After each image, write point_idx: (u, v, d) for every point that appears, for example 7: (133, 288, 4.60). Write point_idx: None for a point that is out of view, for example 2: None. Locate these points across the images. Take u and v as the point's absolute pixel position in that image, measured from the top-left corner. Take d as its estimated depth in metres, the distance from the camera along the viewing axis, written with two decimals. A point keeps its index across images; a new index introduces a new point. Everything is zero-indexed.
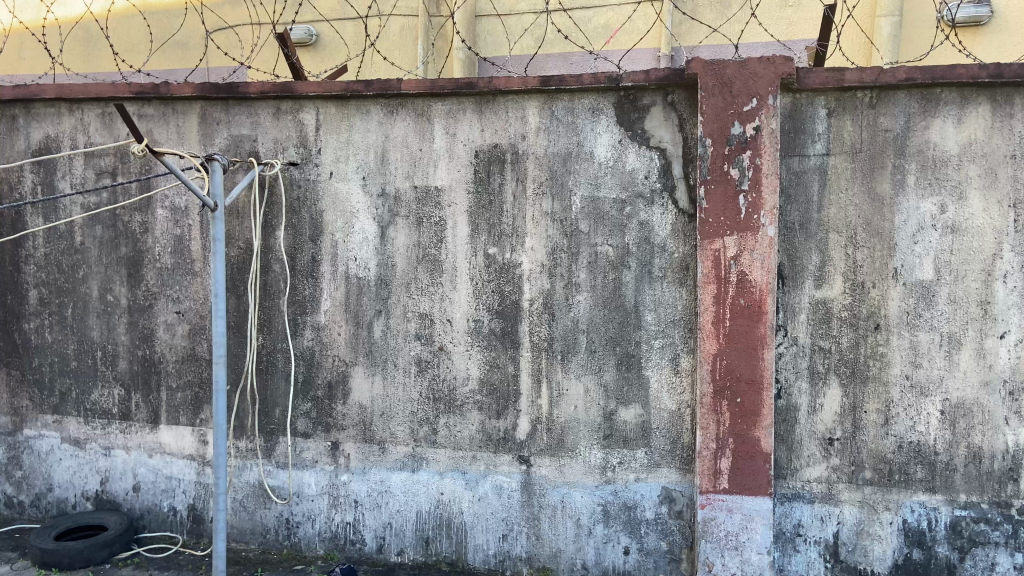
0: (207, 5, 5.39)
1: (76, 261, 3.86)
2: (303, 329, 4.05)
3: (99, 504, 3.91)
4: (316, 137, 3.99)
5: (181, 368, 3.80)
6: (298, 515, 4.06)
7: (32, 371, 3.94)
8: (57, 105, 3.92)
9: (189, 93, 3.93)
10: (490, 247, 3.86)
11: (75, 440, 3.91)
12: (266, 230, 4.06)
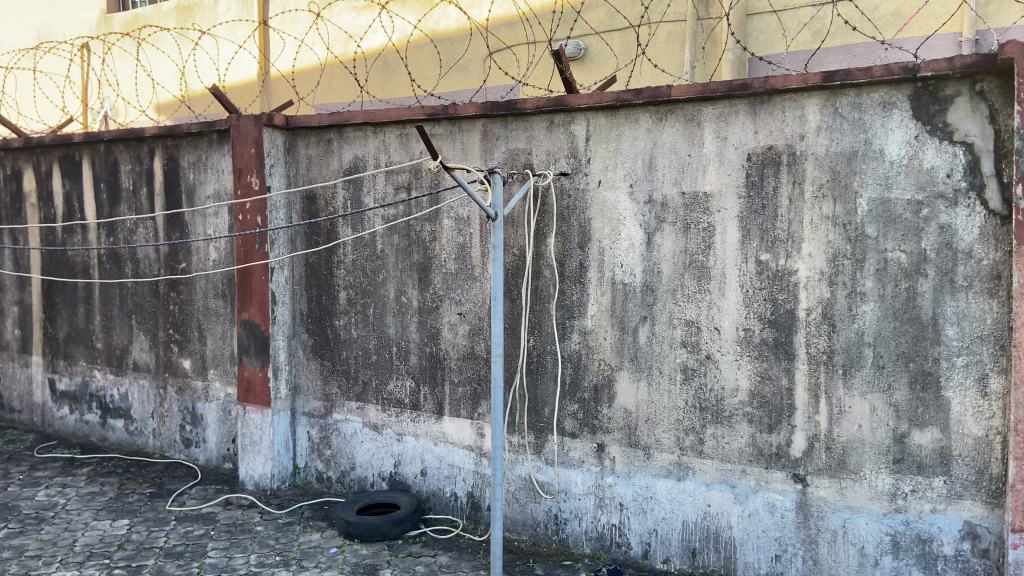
0: (491, 27, 5.59)
1: (377, 267, 4.29)
2: (571, 333, 4.16)
3: (393, 484, 4.30)
4: (587, 147, 4.08)
5: (462, 366, 4.10)
6: (566, 512, 4.20)
7: (341, 362, 4.38)
8: (364, 128, 4.27)
9: (473, 113, 4.23)
10: (763, 253, 3.71)
11: (374, 425, 4.32)
12: (538, 237, 4.22)
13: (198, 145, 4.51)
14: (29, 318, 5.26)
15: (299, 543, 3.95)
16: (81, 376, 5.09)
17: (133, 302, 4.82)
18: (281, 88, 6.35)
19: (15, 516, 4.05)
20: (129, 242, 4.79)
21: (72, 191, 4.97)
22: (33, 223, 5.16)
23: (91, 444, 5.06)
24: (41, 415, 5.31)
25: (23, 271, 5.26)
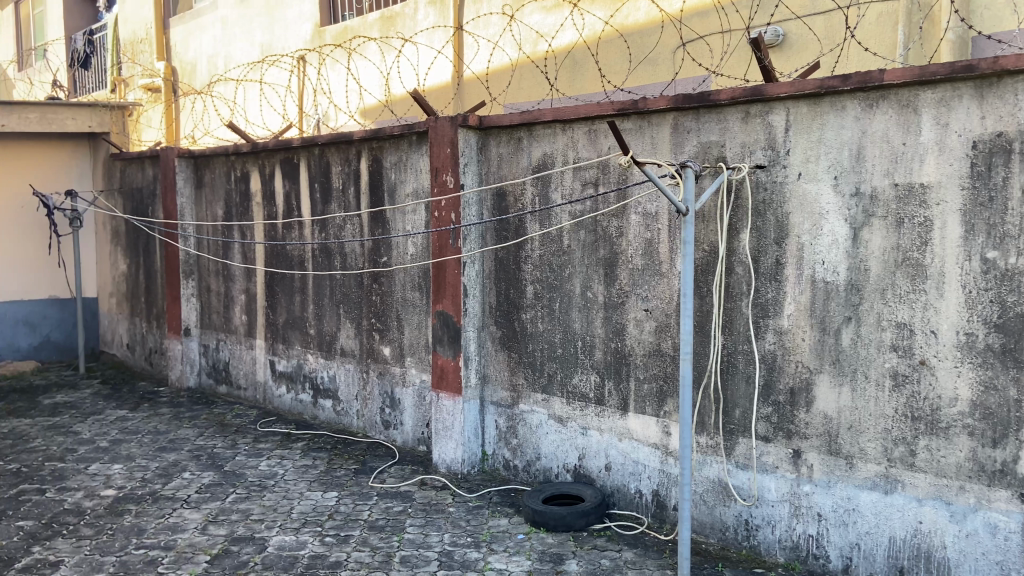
0: (684, 17, 5.25)
1: (564, 262, 4.34)
2: (765, 332, 3.99)
3: (577, 477, 4.35)
4: (786, 138, 3.86)
5: (648, 362, 4.05)
6: (758, 518, 4.05)
7: (527, 354, 4.50)
8: (554, 126, 4.32)
9: (664, 106, 4.16)
10: (990, 250, 3.35)
11: (559, 418, 4.39)
12: (731, 233, 4.07)
13: (400, 146, 4.81)
14: (254, 305, 5.87)
15: (489, 526, 4.10)
16: (296, 359, 5.60)
17: (341, 293, 5.23)
18: (473, 90, 6.16)
19: (243, 482, 4.53)
20: (338, 237, 5.21)
21: (291, 191, 5.48)
22: (258, 220, 5.75)
23: (304, 421, 5.57)
24: (263, 393, 5.91)
25: (249, 263, 5.87)
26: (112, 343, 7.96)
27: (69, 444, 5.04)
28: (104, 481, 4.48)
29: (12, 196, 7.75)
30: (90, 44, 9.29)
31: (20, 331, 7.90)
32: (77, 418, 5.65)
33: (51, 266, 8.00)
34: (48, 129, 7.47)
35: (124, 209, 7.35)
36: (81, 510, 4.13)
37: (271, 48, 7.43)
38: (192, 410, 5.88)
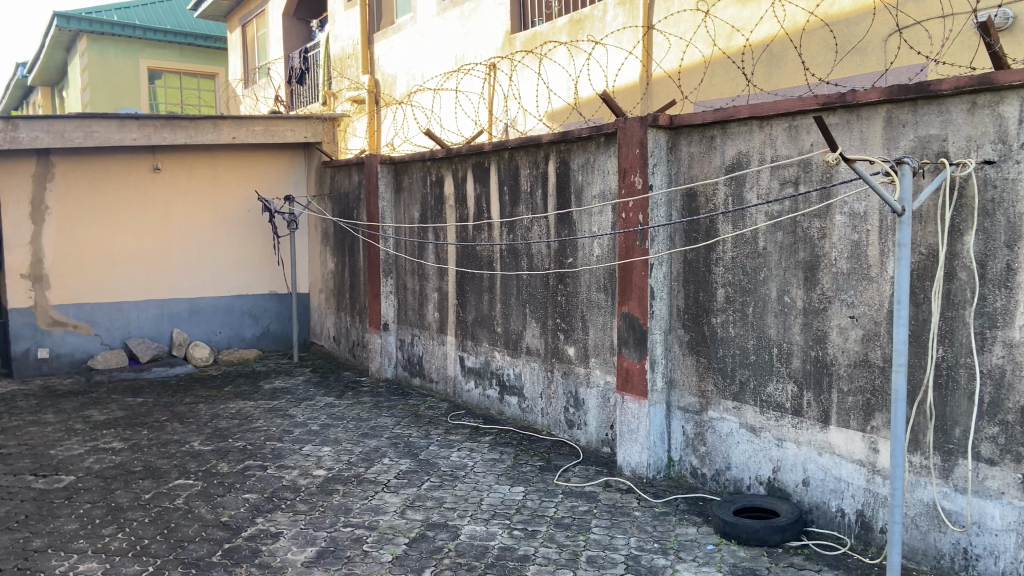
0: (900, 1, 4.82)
1: (758, 265, 4.15)
2: (992, 345, 3.59)
3: (771, 490, 4.16)
4: (1021, 130, 3.45)
5: (853, 373, 3.78)
6: (978, 547, 3.66)
7: (717, 360, 4.36)
8: (750, 123, 4.15)
9: (875, 99, 3.86)
10: None
11: (751, 427, 4.22)
12: (953, 234, 3.69)
13: (587, 148, 4.85)
14: (446, 303, 6.17)
15: (677, 534, 4.02)
16: (484, 355, 5.82)
17: (528, 293, 5.37)
18: (665, 88, 6.06)
19: (436, 471, 4.77)
20: (526, 238, 5.35)
21: (482, 193, 5.70)
22: (450, 222, 6.04)
23: (491, 416, 5.77)
24: (453, 387, 6.20)
25: (442, 263, 6.19)
26: (321, 336, 8.73)
27: (285, 426, 5.57)
28: (314, 462, 4.90)
29: (241, 201, 8.68)
30: (304, 61, 10.34)
31: (246, 322, 8.83)
32: (292, 402, 6.23)
33: (271, 264, 8.91)
34: (273, 140, 8.32)
35: (332, 212, 8.03)
36: (296, 486, 4.54)
37: (467, 57, 7.63)
38: (390, 399, 6.29)
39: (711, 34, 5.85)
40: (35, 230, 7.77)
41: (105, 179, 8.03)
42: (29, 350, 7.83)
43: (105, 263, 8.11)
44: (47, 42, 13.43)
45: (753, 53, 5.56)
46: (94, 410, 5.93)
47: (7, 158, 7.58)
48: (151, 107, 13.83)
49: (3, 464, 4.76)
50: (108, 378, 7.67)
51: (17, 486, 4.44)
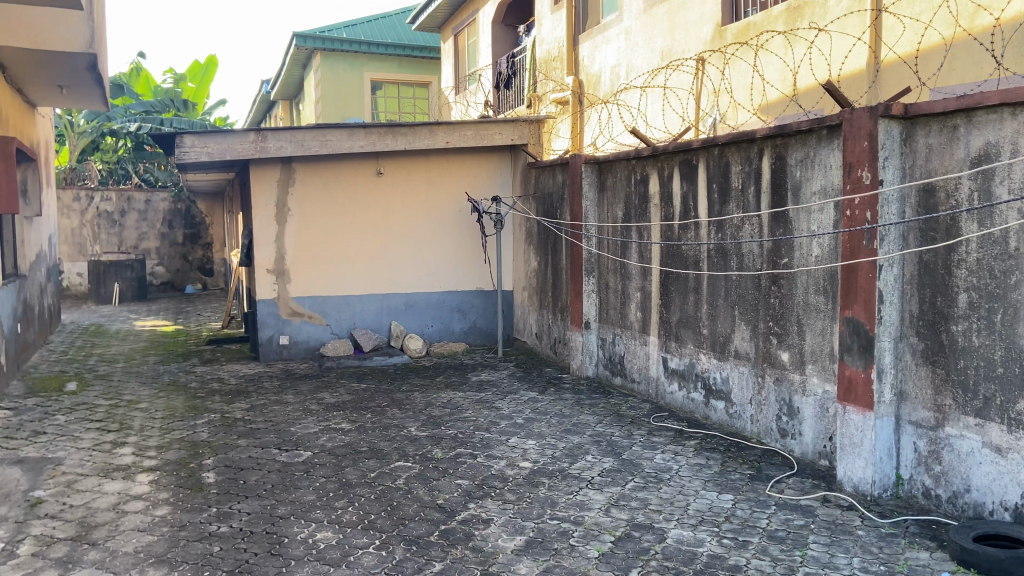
0: None
1: (1009, 267, 3.69)
2: None
3: (1019, 518, 3.70)
4: None
5: None
6: None
7: (957, 372, 3.95)
8: (1001, 110, 3.69)
9: None
10: None
11: (997, 447, 3.78)
12: None
13: (807, 142, 4.63)
14: (650, 302, 6.17)
15: (906, 558, 3.67)
16: (689, 357, 5.75)
17: (737, 294, 5.23)
18: (898, 73, 5.60)
19: (640, 472, 4.76)
20: (736, 237, 5.23)
21: (689, 191, 5.67)
22: (655, 221, 6.05)
23: (696, 420, 5.67)
24: (655, 388, 6.16)
25: (646, 263, 6.21)
26: (524, 332, 9.02)
27: (493, 417, 5.82)
28: (521, 454, 5.07)
29: (453, 202, 9.15)
30: (512, 65, 10.68)
31: (455, 317, 9.31)
32: (497, 395, 6.49)
33: (479, 261, 9.34)
34: (483, 143, 8.66)
35: (536, 212, 8.30)
36: (504, 476, 4.72)
37: (675, 53, 7.51)
38: (591, 398, 6.36)
39: (953, 12, 5.32)
40: (279, 230, 8.68)
41: (336, 183, 8.80)
42: (273, 337, 8.76)
43: (336, 260, 8.89)
44: (287, 61, 15.10)
45: (1002, 32, 4.98)
46: (326, 393, 6.54)
47: (259, 166, 8.55)
48: (373, 116, 15.03)
49: (254, 437, 5.38)
50: (337, 364, 8.37)
51: (265, 457, 5.00)
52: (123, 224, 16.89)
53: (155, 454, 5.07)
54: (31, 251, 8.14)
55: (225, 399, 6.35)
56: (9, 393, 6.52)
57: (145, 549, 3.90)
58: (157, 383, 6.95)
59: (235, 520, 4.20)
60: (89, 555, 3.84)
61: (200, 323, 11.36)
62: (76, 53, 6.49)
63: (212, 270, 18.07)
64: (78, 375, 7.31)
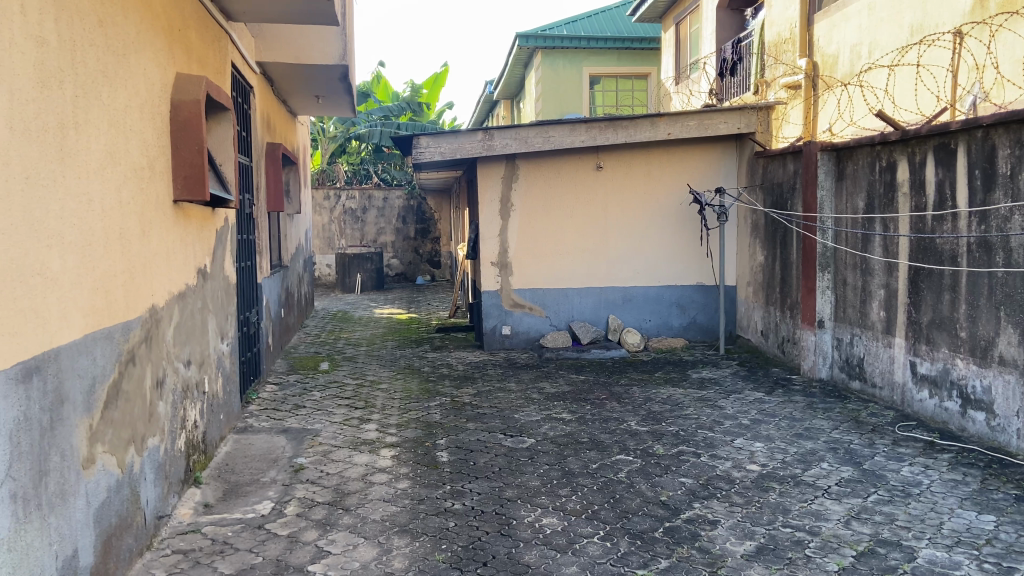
0: None
1: None
2: None
3: None
4: None
5: None
6: None
7: None
8: None
9: None
10: None
11: None
12: None
13: None
14: (895, 301, 5.74)
15: None
16: (942, 362, 5.24)
17: (1003, 293, 4.66)
18: None
19: (884, 484, 4.40)
20: (1002, 229, 4.67)
21: (945, 178, 5.17)
22: (904, 212, 5.61)
23: (949, 431, 5.15)
24: (901, 394, 5.70)
25: (891, 257, 5.78)
26: (748, 329, 8.72)
27: (716, 416, 5.69)
28: (748, 456, 4.91)
29: (673, 195, 9.07)
30: (736, 50, 9.94)
31: (674, 312, 9.26)
32: (721, 393, 6.34)
33: (699, 255, 9.21)
34: (707, 133, 8.58)
35: (763, 203, 8.22)
36: (731, 478, 4.59)
37: (927, 27, 6.15)
38: (826, 402, 6.02)
39: None
40: (503, 225, 9.04)
41: (558, 178, 9.01)
42: (496, 327, 9.17)
43: (556, 253, 9.13)
44: (511, 61, 15.80)
45: None
46: (546, 383, 6.74)
47: (485, 163, 8.93)
48: (592, 111, 15.30)
49: (482, 421, 5.67)
50: (557, 355, 8.63)
51: (492, 441, 5.25)
52: (365, 220, 18.57)
53: (395, 431, 5.52)
54: (291, 245, 9.23)
55: (454, 384, 6.76)
56: (276, 369, 7.45)
57: (390, 519, 4.24)
58: (394, 366, 7.58)
59: (467, 498, 4.44)
60: (343, 519, 4.26)
61: (429, 311, 12.24)
62: (329, 65, 7.21)
63: (439, 263, 19.25)
64: (328, 356, 8.15)
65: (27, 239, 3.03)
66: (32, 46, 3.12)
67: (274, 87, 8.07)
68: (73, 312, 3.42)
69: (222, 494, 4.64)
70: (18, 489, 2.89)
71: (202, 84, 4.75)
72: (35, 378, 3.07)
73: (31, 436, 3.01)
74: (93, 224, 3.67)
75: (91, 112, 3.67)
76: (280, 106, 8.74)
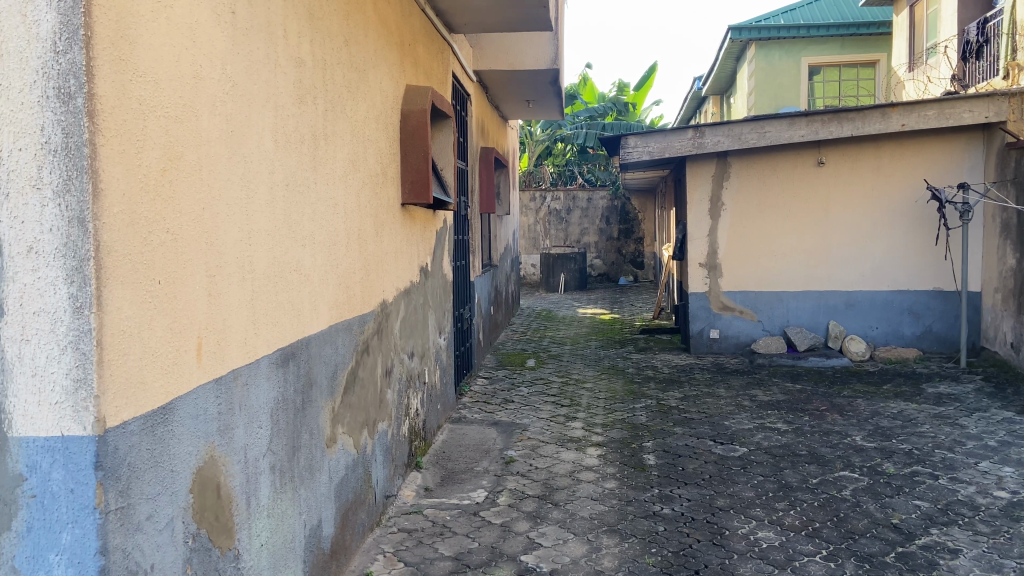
0: None
1: None
2: None
3: None
4: None
5: None
6: None
7: None
8: None
9: None
10: None
11: None
12: None
13: None
14: None
15: None
16: None
17: None
18: None
19: None
20: None
21: None
22: None
23: None
24: None
25: None
26: (994, 341, 7.79)
27: (956, 436, 5.13)
28: (995, 482, 4.38)
29: (904, 192, 8.37)
30: (983, 32, 8.92)
31: (906, 320, 8.49)
32: (962, 411, 5.71)
33: (936, 257, 8.38)
34: (948, 123, 7.76)
35: (1015, 197, 7.38)
36: (974, 504, 4.12)
37: None
38: None
39: None
40: (712, 225, 8.84)
41: (774, 176, 8.66)
42: (703, 330, 8.97)
43: (772, 254, 8.75)
44: (723, 55, 15.40)
45: None
46: (759, 390, 6.47)
47: (695, 162, 8.82)
48: (810, 103, 14.52)
49: (689, 426, 5.56)
50: (770, 362, 8.34)
51: (702, 447, 5.13)
52: (569, 221, 19.00)
53: (602, 431, 5.56)
54: (500, 245, 9.64)
55: (660, 387, 6.69)
56: (487, 364, 7.81)
57: (598, 517, 4.27)
58: (599, 366, 7.66)
59: (677, 504, 4.36)
60: (553, 513, 4.35)
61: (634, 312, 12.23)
62: (541, 70, 7.53)
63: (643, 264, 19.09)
64: (534, 354, 8.40)
65: (286, 240, 3.40)
66: (293, 67, 3.50)
67: (488, 94, 8.49)
68: (321, 306, 3.79)
69: (440, 480, 4.92)
70: (276, 461, 3.25)
71: (428, 94, 5.11)
72: (291, 364, 3.44)
73: (287, 414, 3.37)
74: (338, 226, 4.04)
75: (337, 124, 4.05)
76: (494, 112, 9.16)
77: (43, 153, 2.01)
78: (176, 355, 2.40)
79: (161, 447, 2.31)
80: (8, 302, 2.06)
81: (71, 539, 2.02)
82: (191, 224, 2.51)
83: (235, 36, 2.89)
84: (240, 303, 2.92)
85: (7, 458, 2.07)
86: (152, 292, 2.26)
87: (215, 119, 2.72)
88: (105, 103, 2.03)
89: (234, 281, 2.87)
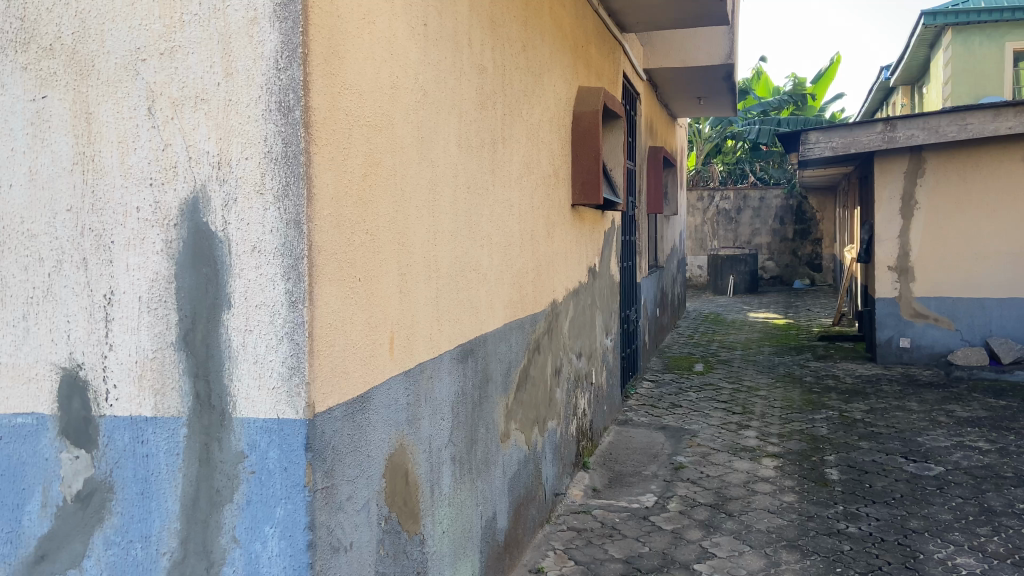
0: None
1: None
2: None
3: None
4: None
5: None
6: None
7: None
8: None
9: None
10: None
11: None
12: None
13: None
14: None
15: None
16: None
17: None
18: None
19: None
20: None
21: None
22: None
23: None
24: None
25: None
26: None
27: None
28: None
29: None
30: None
31: None
32: None
33: None
34: None
35: None
36: None
37: None
38: None
39: None
40: (904, 225, 8.20)
41: (979, 171, 7.93)
42: (892, 338, 8.35)
43: (976, 257, 7.98)
44: (915, 43, 14.21)
45: None
46: (956, 405, 5.94)
47: (884, 158, 8.18)
48: (1013, 93, 13.43)
49: (877, 441, 5.20)
50: (970, 375, 7.68)
51: (892, 464, 4.77)
52: (738, 222, 18.33)
53: (778, 441, 5.32)
54: (666, 245, 9.47)
55: (842, 398, 6.30)
56: (652, 367, 7.71)
57: (776, 531, 4.07)
58: (773, 373, 7.33)
59: (864, 523, 4.07)
60: (727, 523, 4.21)
61: (810, 317, 11.62)
62: (715, 65, 7.35)
63: (819, 267, 18.13)
64: (703, 358, 8.19)
65: (467, 241, 3.51)
66: (477, 73, 3.62)
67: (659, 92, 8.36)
68: (496, 305, 3.88)
69: (608, 481, 4.92)
70: (456, 453, 3.37)
71: (600, 94, 5.12)
72: (470, 360, 3.55)
73: (466, 408, 3.49)
74: (513, 228, 4.13)
75: (514, 128, 4.14)
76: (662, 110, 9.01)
77: (266, 162, 2.13)
78: (373, 347, 2.52)
79: (360, 432, 2.42)
80: (233, 295, 2.18)
81: (284, 513, 2.14)
82: (386, 225, 2.63)
83: (427, 47, 3.02)
84: (426, 301, 3.04)
85: (230, 437, 2.19)
86: (354, 289, 2.38)
87: (409, 126, 2.85)
88: (318, 114, 2.15)
89: (422, 279, 2.99)
